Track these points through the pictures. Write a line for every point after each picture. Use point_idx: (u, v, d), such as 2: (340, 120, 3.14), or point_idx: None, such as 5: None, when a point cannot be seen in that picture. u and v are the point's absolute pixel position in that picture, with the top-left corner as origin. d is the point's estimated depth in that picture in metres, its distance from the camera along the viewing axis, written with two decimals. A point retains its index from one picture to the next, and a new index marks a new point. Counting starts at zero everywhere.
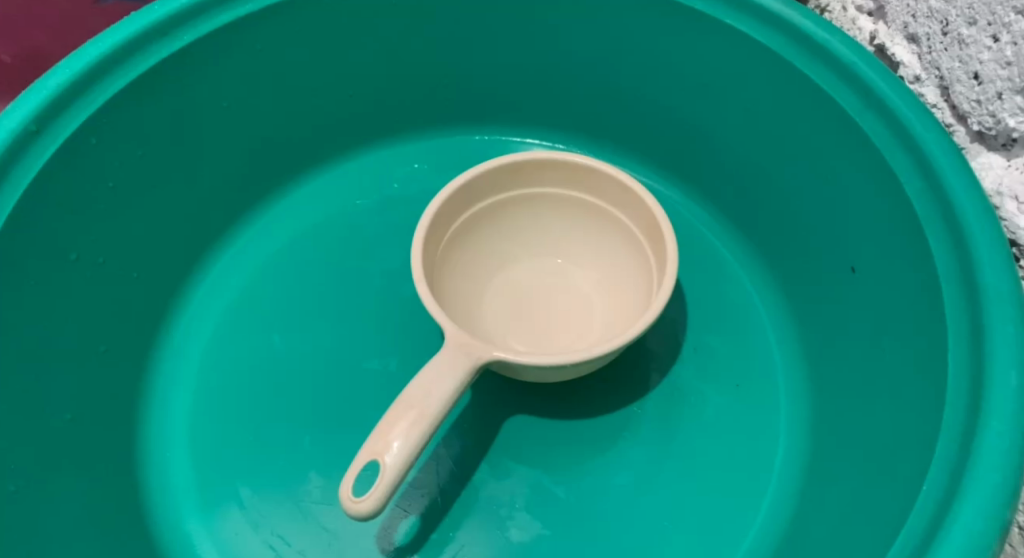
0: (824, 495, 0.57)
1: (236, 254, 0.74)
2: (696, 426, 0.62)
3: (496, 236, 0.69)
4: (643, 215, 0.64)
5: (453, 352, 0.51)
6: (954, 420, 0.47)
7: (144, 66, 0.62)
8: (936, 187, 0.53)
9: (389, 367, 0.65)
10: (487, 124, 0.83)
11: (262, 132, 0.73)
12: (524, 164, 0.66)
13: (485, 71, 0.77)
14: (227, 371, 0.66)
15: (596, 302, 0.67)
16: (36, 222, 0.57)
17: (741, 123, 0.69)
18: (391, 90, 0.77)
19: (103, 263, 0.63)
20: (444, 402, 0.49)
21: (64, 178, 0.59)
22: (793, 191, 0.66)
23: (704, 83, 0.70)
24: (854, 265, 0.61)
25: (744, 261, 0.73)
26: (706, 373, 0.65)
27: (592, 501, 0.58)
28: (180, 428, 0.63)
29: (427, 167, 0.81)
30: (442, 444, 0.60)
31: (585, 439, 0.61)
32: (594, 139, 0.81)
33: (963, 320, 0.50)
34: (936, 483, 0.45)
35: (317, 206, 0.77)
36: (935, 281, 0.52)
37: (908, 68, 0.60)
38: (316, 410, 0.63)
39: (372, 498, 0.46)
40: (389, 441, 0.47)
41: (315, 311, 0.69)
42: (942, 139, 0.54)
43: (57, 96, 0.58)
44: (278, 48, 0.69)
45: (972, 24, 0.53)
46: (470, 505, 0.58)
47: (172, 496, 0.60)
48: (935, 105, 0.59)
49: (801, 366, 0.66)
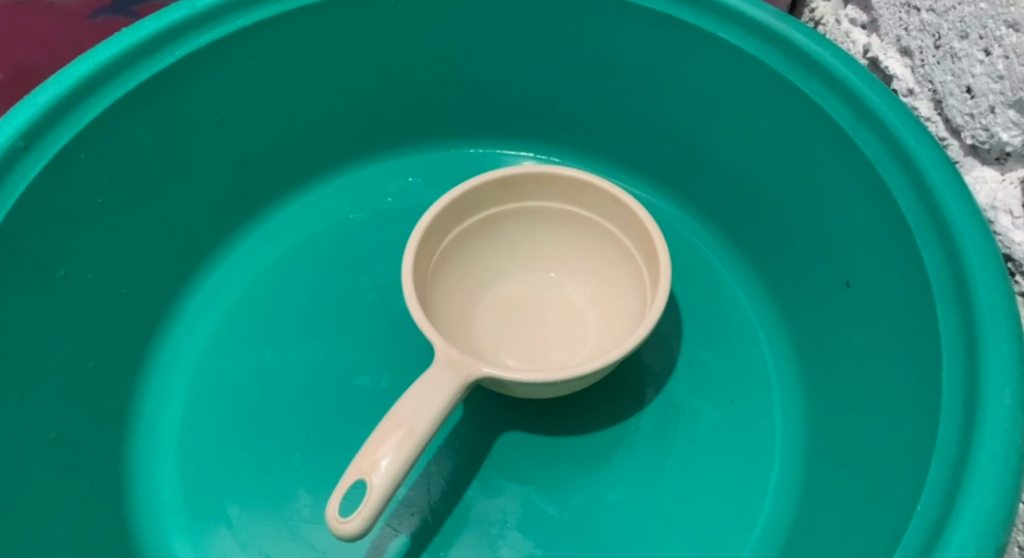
0: (818, 514, 0.56)
1: (228, 270, 0.73)
2: (691, 441, 0.61)
3: (491, 251, 0.68)
4: (636, 229, 0.63)
5: (441, 369, 0.51)
6: (948, 439, 0.46)
7: (135, 82, 0.61)
8: (930, 202, 0.53)
9: (380, 384, 0.64)
10: (482, 137, 0.83)
11: (254, 145, 0.73)
12: (516, 178, 0.66)
13: (478, 84, 0.77)
14: (217, 387, 0.65)
15: (589, 317, 0.66)
16: (23, 238, 0.57)
17: (735, 135, 0.68)
18: (385, 102, 0.77)
19: (92, 278, 0.63)
20: (433, 421, 0.49)
21: (50, 192, 0.58)
22: (786, 205, 0.66)
23: (698, 94, 0.69)
24: (849, 279, 0.60)
25: (739, 275, 0.72)
26: (700, 388, 0.64)
27: (585, 520, 0.58)
28: (169, 444, 0.63)
29: (421, 180, 0.81)
30: (432, 461, 0.60)
31: (578, 455, 0.60)
32: (588, 151, 0.81)
33: (957, 336, 0.49)
34: (930, 503, 0.44)
35: (312, 220, 0.77)
36: (929, 296, 0.51)
37: (902, 81, 0.60)
38: (306, 428, 0.62)
39: (360, 517, 0.46)
40: (377, 460, 0.46)
41: (306, 326, 0.68)
42: (935, 153, 0.54)
43: (45, 113, 0.57)
44: (271, 62, 0.69)
45: (963, 38, 0.52)
46: (460, 524, 0.57)
47: (160, 516, 0.60)
48: (928, 119, 0.58)
49: (795, 382, 0.65)
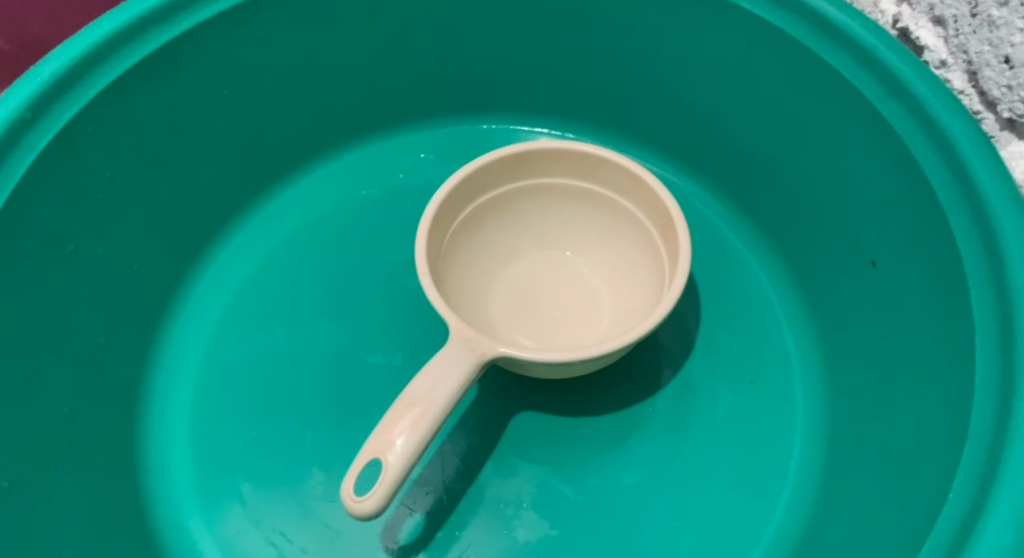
0: (842, 497, 0.55)
1: (239, 246, 0.73)
2: (709, 422, 0.60)
3: (504, 229, 0.67)
4: (654, 207, 0.62)
5: (457, 348, 0.50)
6: (982, 423, 0.45)
7: (142, 53, 0.60)
8: (963, 179, 0.51)
9: (393, 362, 0.63)
10: (494, 112, 0.81)
11: (263, 120, 0.71)
12: (530, 154, 0.64)
13: (492, 57, 0.75)
14: (228, 365, 0.65)
15: (605, 297, 0.65)
16: (31, 213, 0.56)
17: (757, 110, 0.66)
18: (396, 76, 0.75)
19: (102, 254, 0.62)
20: (447, 400, 0.48)
21: (57, 167, 0.57)
22: (810, 182, 0.64)
23: (719, 68, 0.67)
24: (874, 259, 0.59)
25: (758, 254, 0.71)
26: (717, 368, 0.63)
27: (602, 501, 0.57)
28: (181, 421, 0.63)
29: (433, 156, 0.79)
30: (447, 441, 0.59)
31: (594, 436, 0.59)
32: (604, 128, 0.79)
33: (991, 318, 0.47)
34: (963, 490, 0.43)
35: (323, 196, 0.76)
36: (962, 276, 0.49)
37: (934, 52, 0.58)
38: (318, 406, 0.61)
39: (375, 497, 0.45)
40: (392, 439, 0.46)
41: (317, 304, 0.67)
42: (970, 127, 0.52)
43: (51, 84, 0.56)
44: (280, 34, 0.67)
45: (1003, 5, 0.50)
46: (475, 505, 0.57)
47: (173, 493, 0.59)
48: (961, 91, 0.56)
49: (816, 363, 0.64)
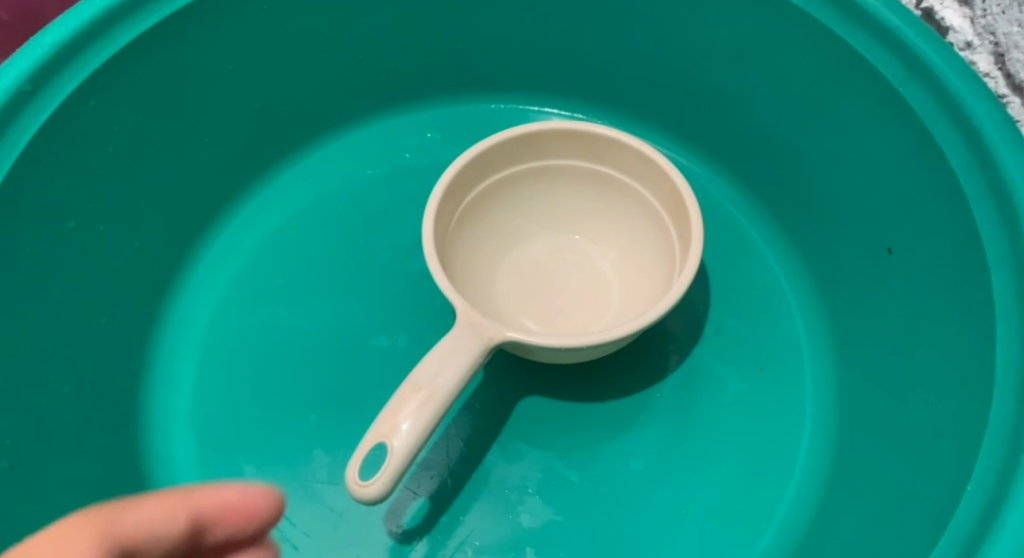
0: (853, 488, 0.54)
1: (242, 225, 0.72)
2: (717, 410, 0.59)
3: (512, 211, 0.66)
4: (666, 191, 0.60)
5: (463, 332, 0.49)
6: (1003, 416, 0.43)
7: (144, 25, 0.59)
8: (988, 166, 0.49)
9: (398, 345, 0.62)
10: (503, 92, 0.79)
11: (268, 97, 0.70)
12: (539, 135, 0.62)
13: (502, 35, 0.74)
14: (231, 345, 0.64)
15: (613, 282, 0.64)
16: (32, 188, 0.55)
17: (773, 93, 0.65)
18: (404, 53, 0.74)
19: (104, 231, 0.61)
20: (453, 385, 0.47)
21: (58, 141, 0.56)
22: (826, 167, 0.63)
23: (735, 49, 0.65)
24: (891, 246, 0.57)
25: (771, 240, 0.69)
26: (727, 355, 0.62)
27: (608, 488, 0.56)
28: (183, 402, 0.62)
29: (440, 136, 0.78)
30: (451, 424, 0.58)
31: (601, 422, 0.58)
32: (615, 109, 0.78)
33: (1014, 309, 0.46)
34: (982, 483, 0.42)
35: (327, 175, 0.75)
36: (984, 265, 0.48)
37: (960, 33, 0.56)
38: (321, 388, 0.61)
39: (380, 482, 0.44)
40: (397, 423, 0.45)
41: (321, 284, 0.66)
42: (996, 111, 0.50)
43: (51, 55, 0.55)
44: (286, 8, 0.65)
45: None
46: (479, 490, 0.56)
47: (176, 474, 0.59)
48: (987, 74, 0.54)
49: (828, 352, 0.63)
